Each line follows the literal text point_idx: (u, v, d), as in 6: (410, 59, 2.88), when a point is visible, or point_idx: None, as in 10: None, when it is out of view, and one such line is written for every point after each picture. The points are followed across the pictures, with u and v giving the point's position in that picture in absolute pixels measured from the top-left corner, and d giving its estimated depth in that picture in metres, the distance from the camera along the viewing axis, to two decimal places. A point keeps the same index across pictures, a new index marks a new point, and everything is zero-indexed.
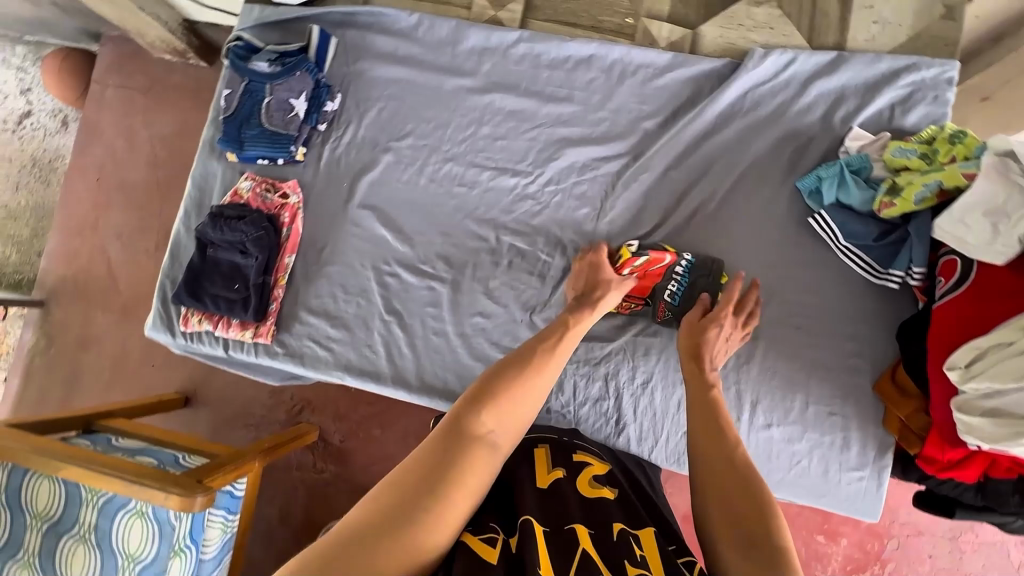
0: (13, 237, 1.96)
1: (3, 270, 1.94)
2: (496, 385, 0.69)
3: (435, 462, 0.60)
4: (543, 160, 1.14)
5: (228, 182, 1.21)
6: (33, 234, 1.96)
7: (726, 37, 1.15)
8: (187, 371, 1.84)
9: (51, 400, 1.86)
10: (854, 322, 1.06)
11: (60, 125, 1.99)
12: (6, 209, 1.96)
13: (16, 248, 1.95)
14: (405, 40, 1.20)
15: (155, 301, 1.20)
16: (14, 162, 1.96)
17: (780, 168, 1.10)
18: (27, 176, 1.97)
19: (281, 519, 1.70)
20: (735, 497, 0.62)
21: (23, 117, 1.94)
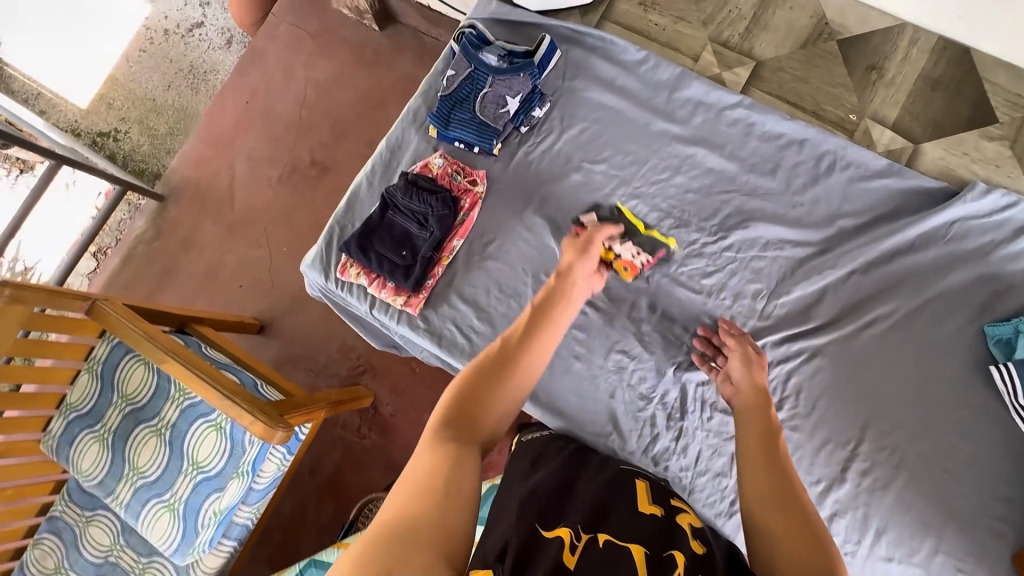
0: (151, 129, 2.09)
1: (132, 155, 2.08)
2: (484, 379, 0.67)
3: (447, 454, 0.56)
4: (729, 225, 1.15)
5: (419, 153, 1.25)
6: (168, 131, 2.08)
7: (948, 161, 1.14)
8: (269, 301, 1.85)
9: (140, 288, 1.93)
10: (1012, 486, 1.01)
11: (223, 43, 2.13)
12: (154, 101, 2.10)
13: (150, 139, 2.08)
14: (626, 72, 1.23)
15: (319, 241, 1.25)
16: (173, 65, 2.11)
17: (970, 306, 1.07)
18: (180, 80, 2.10)
19: (311, 470, 1.67)
20: (793, 529, 0.60)
21: (194, 26, 2.11)
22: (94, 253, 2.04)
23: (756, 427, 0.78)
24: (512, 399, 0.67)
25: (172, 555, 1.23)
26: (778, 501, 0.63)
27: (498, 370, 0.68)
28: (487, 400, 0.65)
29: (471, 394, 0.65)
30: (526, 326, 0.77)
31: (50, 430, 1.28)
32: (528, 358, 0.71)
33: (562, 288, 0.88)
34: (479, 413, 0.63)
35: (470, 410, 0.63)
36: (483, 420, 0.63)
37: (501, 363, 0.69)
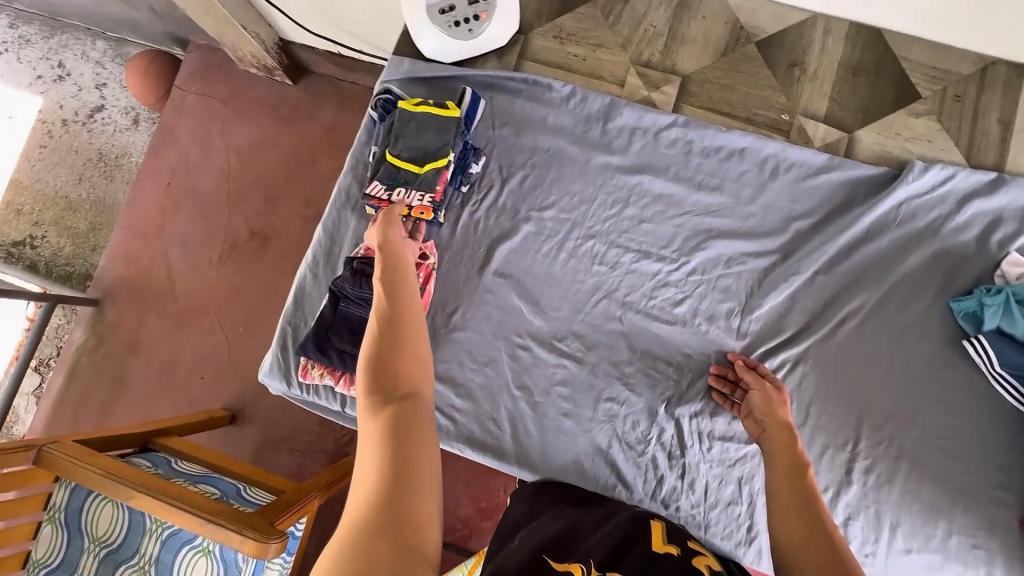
0: (66, 227, 1.91)
1: (55, 259, 1.90)
2: (389, 343, 0.71)
3: (386, 438, 0.59)
4: (689, 248, 1.13)
5: (361, 233, 1.19)
6: (90, 228, 1.92)
7: (883, 144, 1.15)
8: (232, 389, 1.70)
9: (90, 409, 1.72)
10: (1005, 453, 1.03)
11: (129, 122, 1.97)
12: (65, 199, 1.94)
13: (70, 240, 1.90)
14: (556, 111, 1.20)
15: (273, 346, 1.17)
16: (79, 155, 1.95)
17: (932, 284, 1.08)
18: (91, 171, 1.95)
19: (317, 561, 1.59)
20: (819, 547, 0.64)
21: (95, 111, 1.96)
22: (33, 383, 1.87)
23: (783, 455, 0.82)
24: (423, 355, 0.71)
25: None
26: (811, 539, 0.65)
27: (395, 337, 0.72)
28: (397, 371, 0.67)
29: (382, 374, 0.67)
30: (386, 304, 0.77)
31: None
32: (417, 330, 0.74)
33: (396, 253, 0.89)
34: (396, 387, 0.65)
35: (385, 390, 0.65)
36: (404, 390, 0.65)
37: (396, 335, 0.72)
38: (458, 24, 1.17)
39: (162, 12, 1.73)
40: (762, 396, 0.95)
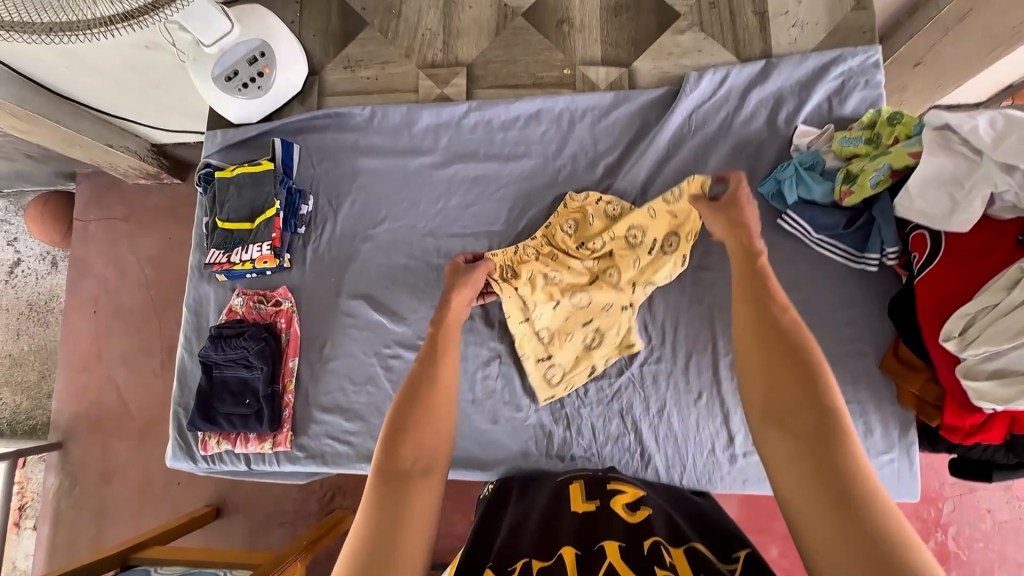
0: (22, 384, 2.17)
1: (17, 417, 2.15)
2: (418, 411, 0.72)
3: (395, 502, 0.63)
4: (515, 217, 1.20)
5: (222, 301, 1.24)
6: (40, 376, 2.17)
7: (660, 67, 1.22)
8: (213, 485, 2.00)
9: (85, 535, 2.00)
10: (848, 308, 1.08)
11: (49, 266, 2.23)
12: (11, 357, 2.19)
13: (27, 393, 2.16)
14: (364, 132, 1.27)
15: (172, 431, 1.21)
16: (13, 312, 2.19)
17: (739, 176, 1.15)
18: (28, 323, 2.20)
19: None
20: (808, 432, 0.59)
21: (15, 266, 2.20)
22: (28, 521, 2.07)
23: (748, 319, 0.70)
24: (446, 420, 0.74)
25: None
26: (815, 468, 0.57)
27: (419, 396, 0.74)
28: (419, 437, 0.70)
29: (395, 439, 0.69)
30: (430, 369, 0.78)
31: None
32: (442, 379, 0.77)
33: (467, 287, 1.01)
34: (408, 447, 0.68)
35: (401, 441, 0.68)
36: (416, 456, 0.68)
37: (420, 401, 0.73)
38: (247, 86, 1.21)
39: (37, 154, 1.99)
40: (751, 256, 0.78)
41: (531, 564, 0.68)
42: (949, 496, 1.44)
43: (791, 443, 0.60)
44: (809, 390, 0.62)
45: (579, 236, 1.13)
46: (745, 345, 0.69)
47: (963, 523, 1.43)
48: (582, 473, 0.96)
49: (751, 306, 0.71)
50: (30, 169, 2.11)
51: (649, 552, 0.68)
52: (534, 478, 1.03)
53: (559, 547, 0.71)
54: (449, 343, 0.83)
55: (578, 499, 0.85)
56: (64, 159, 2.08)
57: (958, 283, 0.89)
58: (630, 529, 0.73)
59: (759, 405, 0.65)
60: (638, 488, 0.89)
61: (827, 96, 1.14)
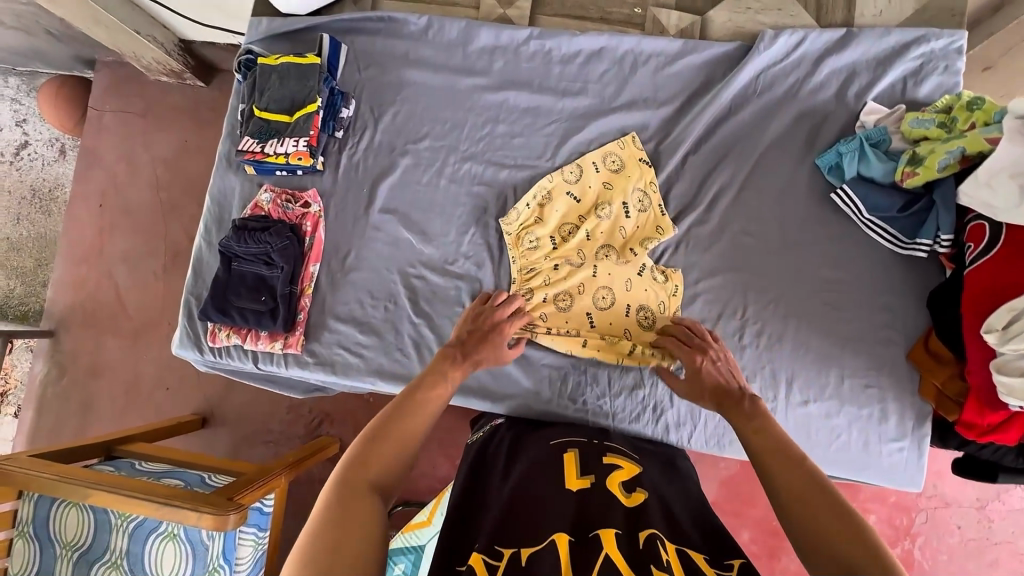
0: (16, 269, 2.12)
1: (8, 300, 2.11)
2: (392, 423, 0.71)
3: (350, 503, 0.61)
4: (561, 154, 1.15)
5: (247, 195, 1.20)
6: (37, 263, 2.12)
7: (735, 21, 1.17)
8: (202, 395, 1.99)
9: (68, 426, 1.99)
10: (887, 293, 1.06)
11: (57, 153, 2.16)
12: (8, 241, 2.13)
13: (21, 279, 2.11)
14: (417, 43, 1.21)
15: (181, 318, 1.19)
16: (15, 195, 2.14)
17: (798, 146, 1.11)
18: (29, 207, 2.14)
19: None
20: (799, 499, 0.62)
21: (21, 147, 2.13)
22: (12, 408, 2.08)
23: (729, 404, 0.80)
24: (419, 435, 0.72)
25: None
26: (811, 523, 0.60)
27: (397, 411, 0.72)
28: (391, 448, 0.68)
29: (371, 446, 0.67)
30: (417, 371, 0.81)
31: (15, 549, 1.47)
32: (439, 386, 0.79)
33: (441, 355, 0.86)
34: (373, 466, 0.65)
35: (367, 459, 0.66)
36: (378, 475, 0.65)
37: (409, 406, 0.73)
38: None
39: (57, 31, 1.91)
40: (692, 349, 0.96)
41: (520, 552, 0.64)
42: (923, 508, 1.46)
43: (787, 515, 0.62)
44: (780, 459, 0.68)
45: (548, 252, 1.10)
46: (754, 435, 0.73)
47: (932, 534, 1.45)
48: (576, 439, 0.94)
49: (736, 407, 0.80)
50: (47, 47, 2.01)
51: (644, 545, 0.66)
52: (523, 430, 1.00)
53: (555, 529, 0.68)
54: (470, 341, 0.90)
55: (575, 472, 0.82)
56: (84, 41, 1.98)
57: (1008, 278, 0.87)
58: (627, 520, 0.70)
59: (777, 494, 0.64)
60: (634, 465, 0.88)
61: (903, 76, 1.10)
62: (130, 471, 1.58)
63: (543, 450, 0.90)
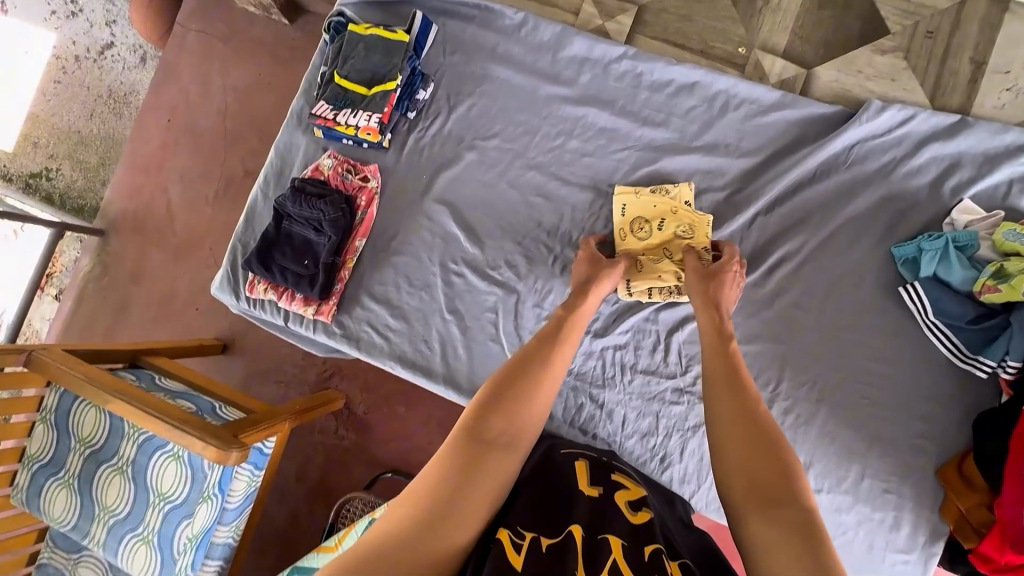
0: (81, 162, 2.20)
1: (69, 191, 2.20)
2: (513, 386, 0.73)
3: (466, 466, 0.63)
4: (627, 182, 1.12)
5: (310, 156, 1.21)
6: (100, 162, 2.19)
7: (841, 83, 1.11)
8: (227, 324, 2.05)
9: (101, 323, 2.09)
10: (931, 402, 1.01)
11: (138, 60, 2.20)
12: (78, 134, 2.20)
13: (84, 173, 2.19)
14: (508, 38, 1.18)
15: (225, 262, 1.22)
16: (92, 91, 2.19)
17: (877, 229, 1.05)
18: (102, 106, 2.19)
19: (298, 479, 1.91)
20: (770, 480, 0.63)
21: (106, 49, 2.17)
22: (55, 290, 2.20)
23: (717, 371, 0.78)
24: (542, 407, 0.74)
25: (167, 512, 1.48)
26: (765, 500, 0.61)
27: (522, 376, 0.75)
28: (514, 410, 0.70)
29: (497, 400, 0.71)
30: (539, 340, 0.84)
31: (36, 432, 1.58)
32: (552, 367, 0.78)
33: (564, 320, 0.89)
34: (497, 421, 0.68)
35: (490, 417, 0.69)
36: (501, 433, 0.67)
37: (526, 387, 0.73)
38: None
39: None
40: (713, 290, 0.92)
41: (538, 540, 0.64)
42: None
43: (750, 485, 0.63)
44: (767, 444, 0.66)
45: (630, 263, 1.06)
46: (725, 421, 0.71)
47: None
48: (584, 450, 0.93)
49: (723, 373, 0.77)
50: None
51: (653, 556, 0.64)
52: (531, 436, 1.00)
53: (568, 526, 0.68)
54: (579, 330, 0.88)
55: (584, 480, 0.81)
56: None
57: None
58: (633, 531, 0.69)
59: (733, 476, 0.66)
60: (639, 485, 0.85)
61: (1010, 178, 1.01)
62: (149, 384, 1.65)
63: (553, 453, 0.89)
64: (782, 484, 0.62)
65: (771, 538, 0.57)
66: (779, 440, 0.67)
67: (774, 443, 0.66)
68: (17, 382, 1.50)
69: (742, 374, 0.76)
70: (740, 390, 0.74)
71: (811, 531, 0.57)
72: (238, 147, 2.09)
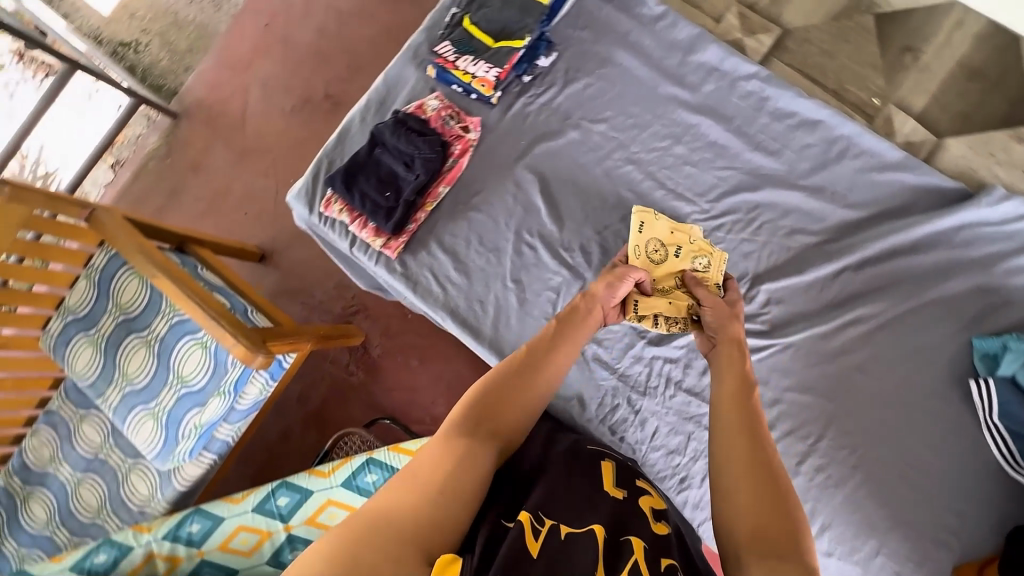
0: (171, 44, 2.19)
1: (150, 68, 2.18)
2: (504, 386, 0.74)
3: (456, 460, 0.65)
4: (723, 202, 1.10)
5: (416, 93, 1.21)
6: (188, 48, 2.19)
7: (969, 160, 1.07)
8: (271, 234, 2.06)
9: (153, 202, 2.13)
10: (966, 500, 0.99)
11: None
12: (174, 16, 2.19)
13: (169, 55, 2.18)
14: (642, 28, 1.16)
15: (307, 173, 1.23)
16: None
17: (963, 315, 1.02)
18: None
19: (302, 399, 1.94)
20: (773, 532, 0.58)
21: None
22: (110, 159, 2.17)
23: (731, 406, 0.71)
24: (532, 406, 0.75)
25: (180, 395, 1.53)
26: (766, 550, 0.57)
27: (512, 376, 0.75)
28: (501, 411, 0.72)
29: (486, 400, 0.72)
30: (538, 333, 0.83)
31: (77, 287, 1.61)
32: (547, 366, 0.78)
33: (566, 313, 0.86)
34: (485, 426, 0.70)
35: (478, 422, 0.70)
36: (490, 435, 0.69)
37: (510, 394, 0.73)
38: None
39: None
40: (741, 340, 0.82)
41: (557, 528, 0.66)
42: None
43: (750, 532, 0.59)
44: (773, 487, 0.61)
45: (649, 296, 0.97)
46: (728, 458, 0.65)
47: None
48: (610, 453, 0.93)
49: (737, 408, 0.70)
50: None
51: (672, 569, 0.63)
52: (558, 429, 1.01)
53: (590, 521, 0.68)
54: (583, 326, 0.85)
55: (609, 482, 0.81)
56: None
57: None
58: (654, 539, 0.69)
59: (734, 522, 0.60)
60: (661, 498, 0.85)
61: None
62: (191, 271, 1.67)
63: (579, 451, 0.90)
64: (784, 535, 0.58)
65: None
66: (786, 488, 0.62)
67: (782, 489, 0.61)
68: (69, 234, 1.53)
69: (756, 413, 0.70)
70: (752, 429, 0.67)
71: None
72: (328, 67, 2.09)
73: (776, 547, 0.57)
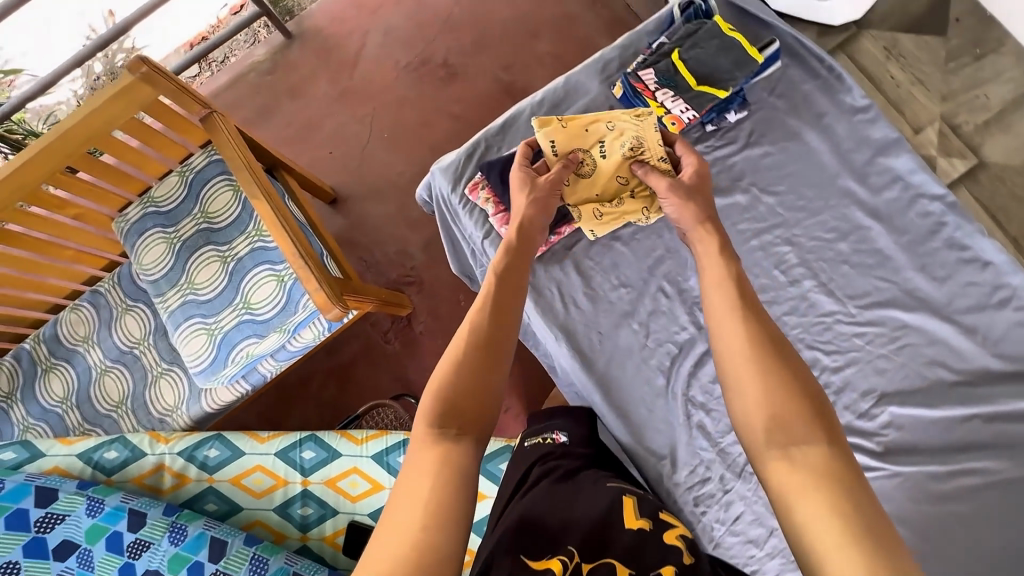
0: None
1: None
2: (460, 366, 0.74)
3: (436, 467, 0.64)
4: (871, 312, 1.07)
5: (594, 107, 1.18)
6: None
7: None
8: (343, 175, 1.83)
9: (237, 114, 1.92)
10: None
11: None
12: None
13: None
14: (840, 115, 1.14)
15: (460, 150, 1.20)
16: None
17: None
18: None
19: (328, 349, 1.69)
20: (824, 469, 0.57)
21: None
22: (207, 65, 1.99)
23: (734, 333, 0.71)
24: (494, 376, 0.75)
25: (239, 324, 1.35)
26: (824, 490, 0.55)
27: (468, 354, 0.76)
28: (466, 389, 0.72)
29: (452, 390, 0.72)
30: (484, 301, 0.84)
31: (167, 182, 1.41)
32: (496, 333, 0.79)
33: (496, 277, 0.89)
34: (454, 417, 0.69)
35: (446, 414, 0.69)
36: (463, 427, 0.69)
37: (467, 373, 0.73)
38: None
39: None
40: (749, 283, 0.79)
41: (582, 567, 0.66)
42: None
43: (794, 468, 0.58)
44: (807, 427, 0.61)
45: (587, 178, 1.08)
46: (756, 394, 0.65)
47: None
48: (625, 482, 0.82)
49: (748, 339, 0.69)
50: None
51: None
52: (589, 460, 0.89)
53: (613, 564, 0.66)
54: (508, 281, 0.88)
55: (629, 513, 0.74)
56: None
57: None
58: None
59: (772, 455, 0.60)
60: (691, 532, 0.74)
61: None
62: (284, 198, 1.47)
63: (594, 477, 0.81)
64: (831, 473, 0.57)
65: (833, 528, 0.53)
66: (833, 431, 0.60)
67: (826, 430, 0.60)
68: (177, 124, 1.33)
69: (758, 334, 0.69)
70: (759, 354, 0.67)
71: (877, 530, 0.52)
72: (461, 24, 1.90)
73: (831, 486, 0.56)
